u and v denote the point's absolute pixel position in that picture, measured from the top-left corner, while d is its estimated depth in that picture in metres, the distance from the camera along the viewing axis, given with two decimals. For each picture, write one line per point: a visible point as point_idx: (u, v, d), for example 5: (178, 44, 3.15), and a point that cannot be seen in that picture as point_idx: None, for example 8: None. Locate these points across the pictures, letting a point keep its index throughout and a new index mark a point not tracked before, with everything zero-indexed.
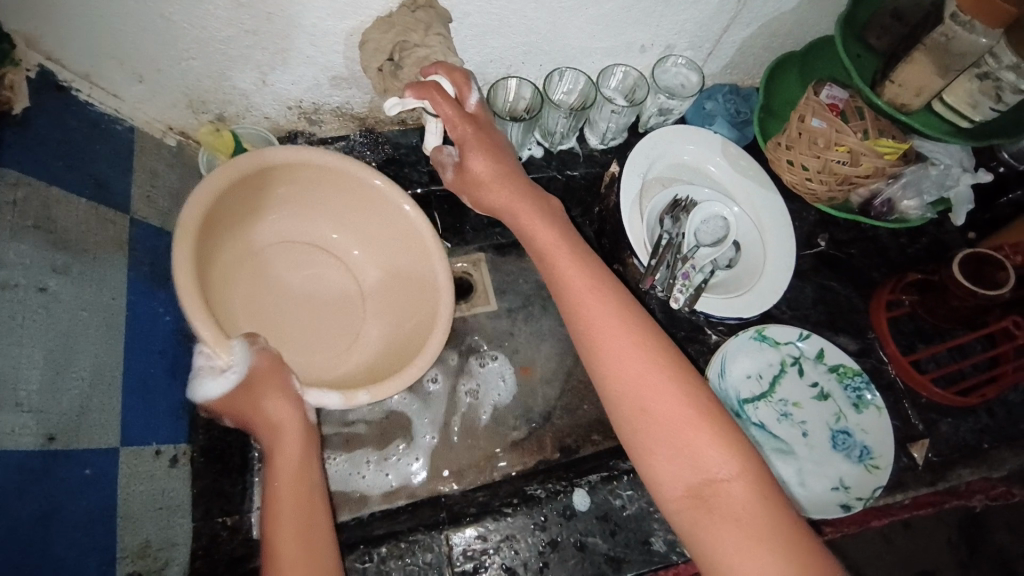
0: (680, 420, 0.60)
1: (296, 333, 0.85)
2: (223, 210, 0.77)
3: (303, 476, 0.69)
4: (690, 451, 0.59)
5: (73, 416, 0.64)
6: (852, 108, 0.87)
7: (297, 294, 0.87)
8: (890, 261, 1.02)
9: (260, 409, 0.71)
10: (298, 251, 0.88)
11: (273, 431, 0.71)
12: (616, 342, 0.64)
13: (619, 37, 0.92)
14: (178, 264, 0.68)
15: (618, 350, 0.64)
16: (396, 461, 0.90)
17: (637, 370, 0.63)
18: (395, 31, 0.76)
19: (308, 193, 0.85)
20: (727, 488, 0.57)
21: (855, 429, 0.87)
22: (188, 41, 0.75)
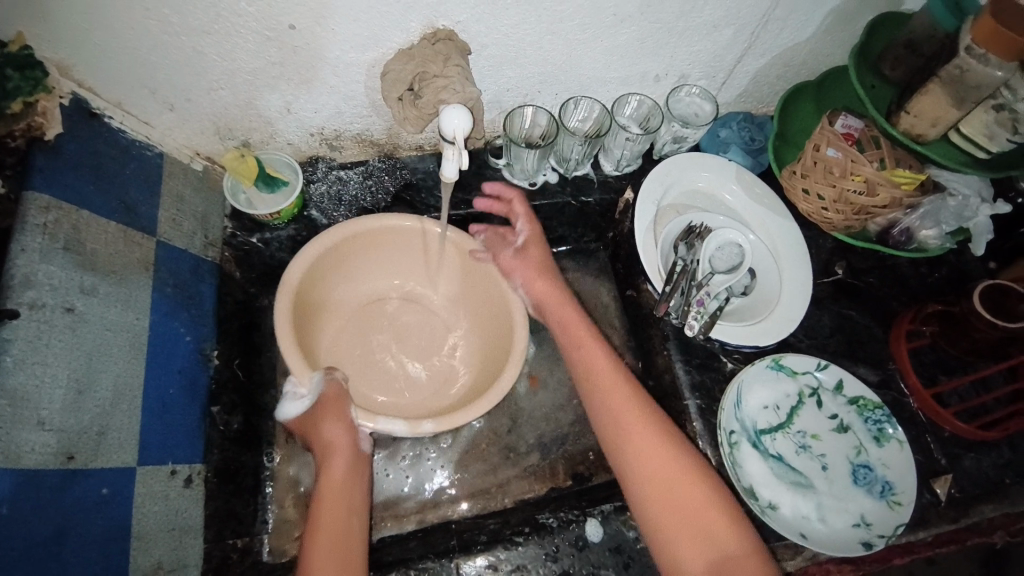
0: (692, 488, 0.70)
1: (405, 379, 0.97)
2: (321, 284, 0.92)
3: (345, 492, 0.79)
4: (694, 510, 0.69)
5: (94, 434, 0.65)
6: (868, 137, 0.89)
7: (402, 346, 0.99)
8: (909, 290, 1.01)
9: (323, 436, 0.84)
10: (399, 309, 1.01)
11: (329, 452, 0.83)
12: (620, 400, 0.79)
13: (633, 68, 0.94)
14: (279, 323, 0.82)
15: (621, 405, 0.78)
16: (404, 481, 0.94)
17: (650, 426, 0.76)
18: (415, 62, 0.77)
19: (394, 251, 0.97)
20: (730, 554, 0.66)
21: (877, 463, 0.85)
22: (218, 72, 0.78)
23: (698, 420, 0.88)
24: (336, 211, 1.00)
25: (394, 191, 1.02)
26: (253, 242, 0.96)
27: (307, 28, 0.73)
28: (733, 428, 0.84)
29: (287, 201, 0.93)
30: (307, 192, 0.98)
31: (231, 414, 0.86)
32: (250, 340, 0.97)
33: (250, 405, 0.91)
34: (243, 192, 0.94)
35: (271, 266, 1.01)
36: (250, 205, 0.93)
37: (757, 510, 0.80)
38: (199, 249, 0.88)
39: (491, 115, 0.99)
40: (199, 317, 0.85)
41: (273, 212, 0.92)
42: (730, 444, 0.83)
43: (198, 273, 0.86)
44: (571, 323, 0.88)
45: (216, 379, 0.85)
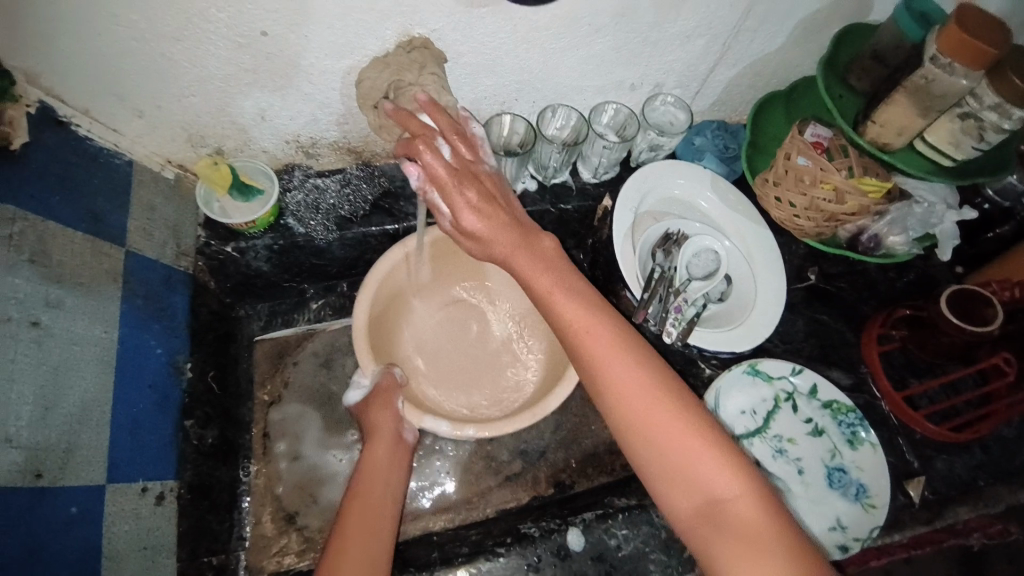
0: (682, 431, 0.59)
1: (468, 382, 0.96)
2: (390, 293, 0.92)
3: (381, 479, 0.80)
4: (694, 470, 0.58)
5: (62, 451, 0.63)
6: (837, 146, 0.91)
7: (466, 349, 0.98)
8: (880, 294, 1.03)
9: (370, 418, 0.87)
10: (461, 311, 1.00)
11: (373, 435, 0.86)
12: (609, 351, 0.62)
13: (609, 77, 0.95)
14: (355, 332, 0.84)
15: (612, 357, 0.62)
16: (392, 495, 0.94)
17: (642, 382, 0.61)
18: (390, 71, 0.78)
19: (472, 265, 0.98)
20: (733, 509, 0.56)
21: (850, 466, 0.86)
22: (190, 79, 0.77)
23: None
24: (314, 220, 0.97)
25: (373, 199, 1.00)
26: (228, 250, 0.94)
27: (281, 35, 0.73)
28: None
29: (263, 209, 0.92)
30: (282, 201, 0.96)
31: (205, 428, 0.85)
32: (225, 352, 0.95)
33: (225, 419, 0.90)
34: (216, 201, 0.92)
35: (247, 276, 0.99)
36: (223, 214, 0.91)
37: None
38: (171, 258, 0.86)
39: None
40: (172, 329, 0.83)
41: (246, 221, 0.90)
42: None
43: (170, 283, 0.85)
44: (518, 251, 0.67)
45: (189, 392, 0.84)
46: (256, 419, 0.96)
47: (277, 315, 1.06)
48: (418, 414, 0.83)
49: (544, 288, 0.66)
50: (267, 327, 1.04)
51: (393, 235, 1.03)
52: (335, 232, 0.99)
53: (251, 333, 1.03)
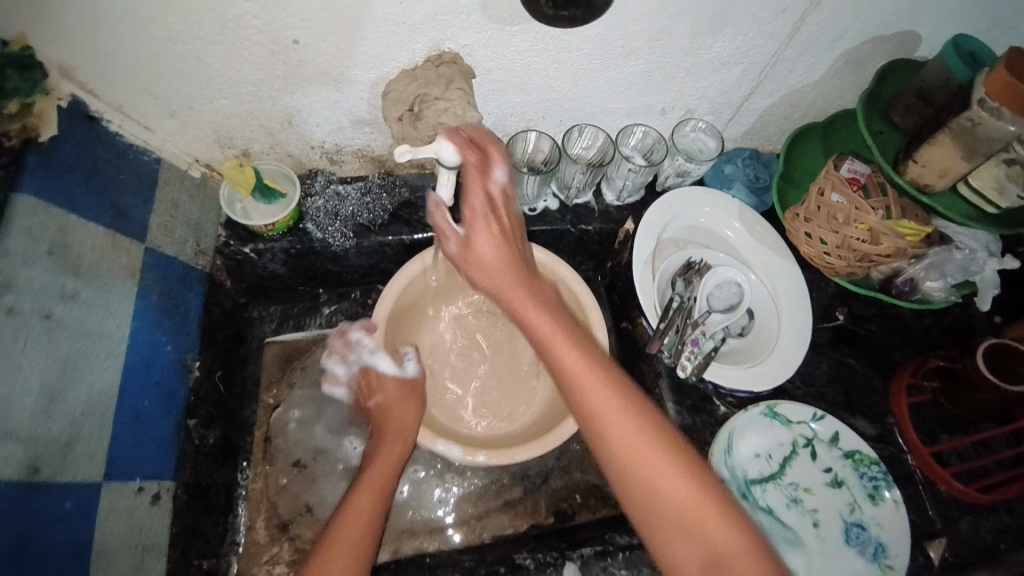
0: (680, 484, 0.55)
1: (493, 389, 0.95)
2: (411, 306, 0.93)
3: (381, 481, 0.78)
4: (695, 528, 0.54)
5: (62, 445, 0.63)
6: (875, 183, 0.89)
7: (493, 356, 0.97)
8: (911, 341, 0.98)
9: (404, 414, 0.85)
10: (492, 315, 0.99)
11: (398, 430, 0.83)
12: (605, 396, 0.59)
13: (640, 100, 0.93)
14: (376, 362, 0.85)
15: (607, 404, 0.58)
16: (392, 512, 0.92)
17: (629, 423, 0.57)
18: (417, 84, 0.77)
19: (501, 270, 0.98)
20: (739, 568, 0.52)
21: (870, 522, 0.81)
22: (221, 82, 0.78)
23: None
24: (332, 226, 0.98)
25: (392, 208, 1.00)
26: (246, 251, 0.94)
27: (312, 44, 0.73)
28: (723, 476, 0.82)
29: (283, 213, 0.93)
30: (304, 205, 0.97)
31: (208, 428, 0.85)
32: (234, 353, 0.96)
33: (228, 420, 0.90)
34: (239, 202, 0.93)
35: (262, 277, 1.00)
36: (245, 216, 0.92)
37: None
38: (190, 257, 0.87)
39: (494, 139, 0.98)
40: (183, 327, 0.83)
41: (267, 223, 0.92)
42: None
43: (186, 281, 0.85)
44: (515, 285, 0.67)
45: (195, 391, 0.84)
46: (258, 422, 0.96)
47: (288, 319, 1.06)
48: (431, 437, 0.84)
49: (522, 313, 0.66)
50: (278, 329, 1.05)
51: (409, 246, 1.02)
52: (351, 237, 0.98)
53: (262, 335, 1.03)
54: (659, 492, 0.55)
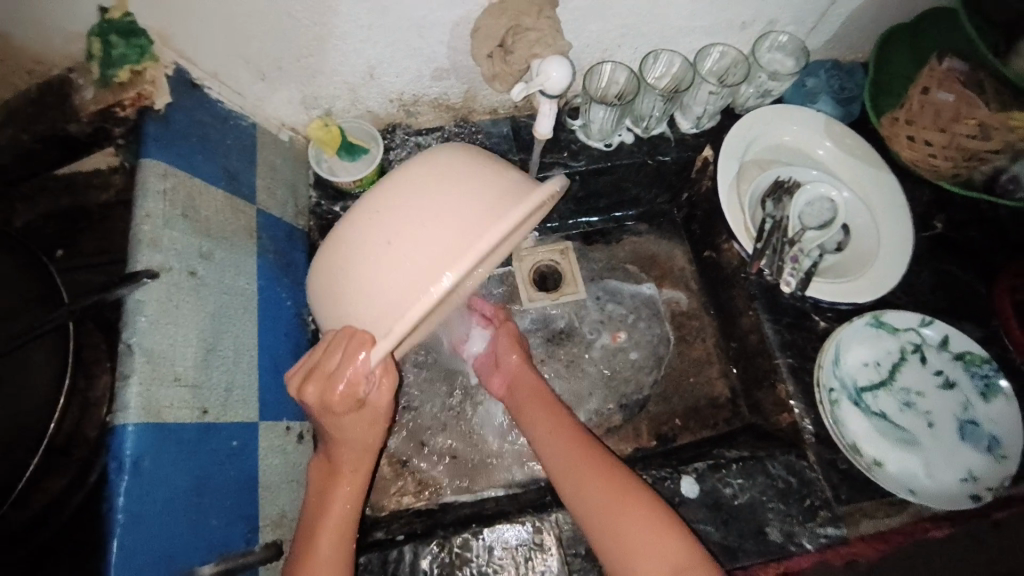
0: (568, 432, 0.82)
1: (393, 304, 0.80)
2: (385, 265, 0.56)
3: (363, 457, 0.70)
4: (574, 441, 0.80)
5: (220, 393, 0.69)
6: (972, 81, 0.80)
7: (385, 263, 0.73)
8: (1015, 242, 0.94)
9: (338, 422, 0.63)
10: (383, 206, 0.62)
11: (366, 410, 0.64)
12: (539, 410, 0.85)
13: (720, 15, 0.90)
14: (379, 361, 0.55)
15: (540, 411, 0.85)
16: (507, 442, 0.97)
17: (543, 414, 0.85)
18: (507, 17, 0.75)
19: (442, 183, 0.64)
20: (620, 481, 0.74)
21: (984, 419, 0.81)
22: (308, 38, 0.79)
23: (791, 380, 0.86)
24: None
25: None
26: (337, 211, 0.97)
27: None
28: (833, 385, 0.82)
29: (368, 169, 0.95)
30: (387, 159, 0.98)
31: None
32: None
33: None
34: (326, 160, 0.95)
35: None
36: (330, 172, 0.94)
37: (862, 466, 0.78)
38: (291, 217, 0.91)
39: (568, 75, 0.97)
40: (296, 283, 0.88)
41: (354, 180, 0.93)
42: (829, 401, 0.81)
43: (293, 239, 0.90)
44: (520, 377, 0.90)
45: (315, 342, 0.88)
46: None
47: None
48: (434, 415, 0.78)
49: (518, 404, 0.88)
50: None
51: None
52: None
53: None
54: (559, 451, 0.80)
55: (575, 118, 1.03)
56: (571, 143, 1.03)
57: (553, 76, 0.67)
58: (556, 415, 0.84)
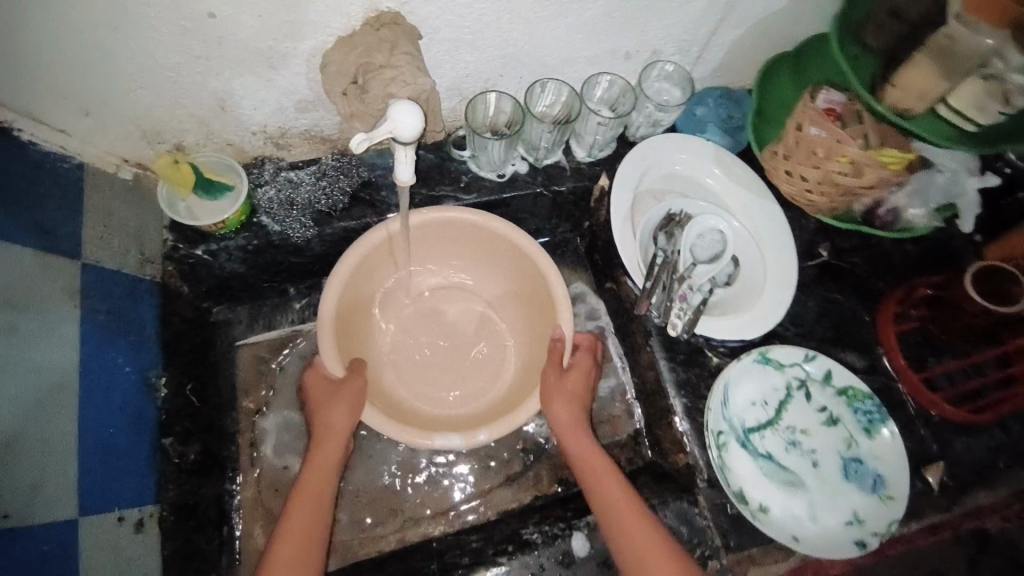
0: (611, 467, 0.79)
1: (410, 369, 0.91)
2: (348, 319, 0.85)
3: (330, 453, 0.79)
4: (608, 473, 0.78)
5: (26, 488, 0.59)
6: (850, 111, 0.84)
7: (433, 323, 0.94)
8: (896, 269, 0.97)
9: (327, 414, 0.80)
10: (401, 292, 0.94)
11: (326, 432, 0.80)
12: (574, 430, 0.82)
13: (602, 45, 0.86)
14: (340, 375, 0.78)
15: (575, 432, 0.82)
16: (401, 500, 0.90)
17: (575, 436, 0.82)
18: (356, 52, 0.70)
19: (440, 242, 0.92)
20: (651, 531, 0.72)
21: (866, 456, 0.82)
22: (135, 70, 0.70)
23: (685, 420, 0.85)
24: (289, 218, 0.90)
25: (352, 190, 0.92)
26: (198, 254, 0.86)
27: (231, 16, 0.65)
28: (722, 427, 0.81)
29: (234, 206, 0.84)
30: (253, 198, 0.89)
31: (187, 445, 0.80)
32: (204, 362, 0.89)
33: (209, 432, 0.84)
34: (181, 203, 0.84)
35: (220, 278, 0.92)
36: (191, 217, 0.83)
37: (747, 514, 0.78)
38: (134, 267, 0.80)
39: (451, 104, 0.91)
40: (141, 344, 0.78)
41: (217, 221, 0.83)
42: (717, 445, 0.80)
43: (136, 293, 0.79)
44: (554, 394, 0.82)
45: (165, 409, 0.79)
46: (241, 429, 0.91)
47: (257, 319, 0.99)
48: (427, 434, 0.77)
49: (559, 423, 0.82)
50: (251, 331, 0.98)
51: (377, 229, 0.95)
52: (313, 228, 0.91)
53: (231, 338, 0.96)
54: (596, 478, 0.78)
55: (463, 149, 0.97)
56: (462, 174, 0.97)
57: (404, 121, 0.61)
58: (588, 441, 0.81)
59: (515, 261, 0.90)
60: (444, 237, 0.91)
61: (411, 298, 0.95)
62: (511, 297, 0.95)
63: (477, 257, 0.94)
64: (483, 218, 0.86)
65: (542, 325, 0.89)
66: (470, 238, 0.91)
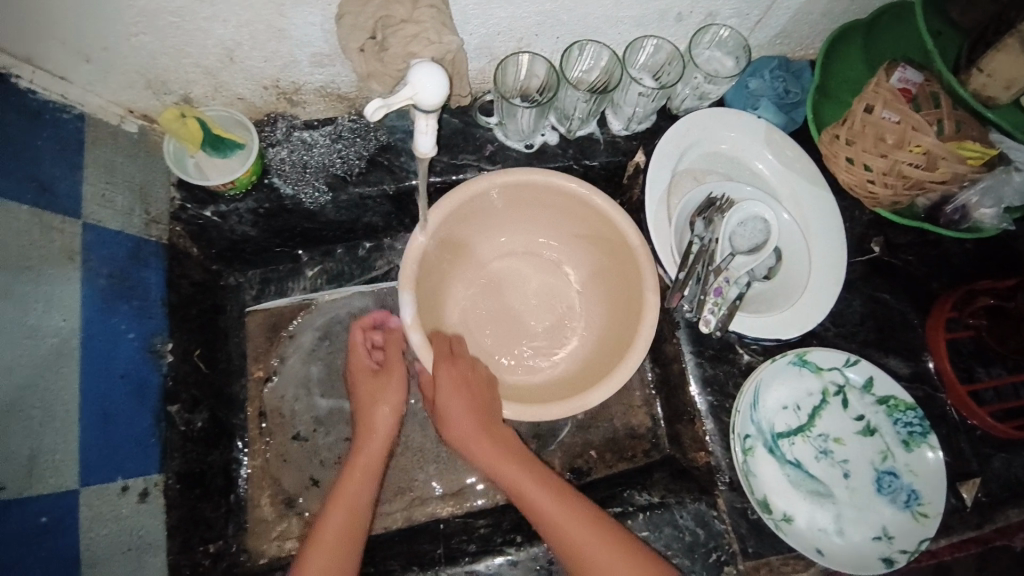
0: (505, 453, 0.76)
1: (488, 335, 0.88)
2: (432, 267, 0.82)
3: (371, 454, 0.78)
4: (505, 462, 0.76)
5: (23, 461, 0.58)
6: (926, 93, 0.74)
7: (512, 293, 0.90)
8: (954, 270, 0.88)
9: (371, 412, 0.81)
10: (496, 257, 0.90)
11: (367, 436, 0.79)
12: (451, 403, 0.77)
13: (651, 4, 0.77)
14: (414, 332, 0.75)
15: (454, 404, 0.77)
16: (410, 479, 0.89)
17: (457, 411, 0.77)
18: (377, 3, 0.63)
19: (535, 207, 0.85)
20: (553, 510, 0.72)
21: (903, 470, 0.77)
22: (134, 13, 0.63)
23: (710, 419, 0.80)
24: (302, 181, 0.84)
25: (369, 154, 0.86)
26: (207, 215, 0.82)
27: None
28: (748, 431, 0.76)
29: (243, 167, 0.79)
30: (264, 157, 0.83)
31: (194, 412, 0.79)
32: (212, 326, 0.86)
33: (216, 400, 0.83)
34: (189, 158, 0.79)
35: (232, 241, 0.88)
36: (200, 175, 0.79)
37: (770, 523, 0.74)
38: (141, 227, 0.76)
39: (479, 64, 0.83)
40: (146, 309, 0.75)
41: (226, 181, 0.78)
42: (743, 450, 0.76)
43: (140, 258, 0.75)
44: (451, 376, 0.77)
45: (172, 376, 0.77)
46: (250, 397, 0.90)
47: (269, 283, 0.96)
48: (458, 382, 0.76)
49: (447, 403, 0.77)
50: (259, 297, 0.95)
51: (393, 197, 0.89)
52: (326, 192, 0.85)
53: (242, 304, 0.94)
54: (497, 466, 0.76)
55: (490, 115, 0.90)
56: (486, 142, 0.90)
57: (425, 87, 0.55)
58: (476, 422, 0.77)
59: (608, 240, 0.83)
60: (542, 206, 0.85)
61: (498, 259, 0.90)
62: (598, 284, 0.88)
63: (571, 230, 0.87)
64: (587, 192, 0.80)
65: (622, 313, 0.82)
66: (559, 206, 0.84)
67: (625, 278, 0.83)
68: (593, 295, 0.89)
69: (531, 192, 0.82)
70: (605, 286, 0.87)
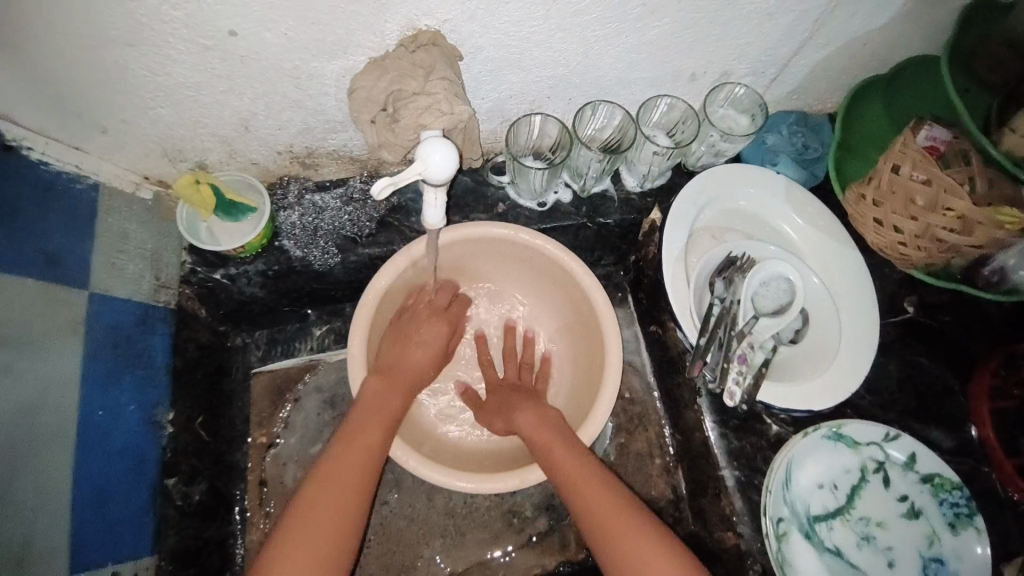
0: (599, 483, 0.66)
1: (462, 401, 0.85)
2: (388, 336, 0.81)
3: (410, 366, 0.74)
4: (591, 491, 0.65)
5: (19, 546, 0.54)
6: (955, 151, 0.70)
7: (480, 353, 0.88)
8: (994, 333, 0.83)
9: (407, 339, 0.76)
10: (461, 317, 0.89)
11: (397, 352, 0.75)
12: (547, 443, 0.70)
13: (664, 67, 0.76)
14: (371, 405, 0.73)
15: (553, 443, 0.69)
16: (415, 556, 0.84)
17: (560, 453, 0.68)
18: (390, 77, 0.63)
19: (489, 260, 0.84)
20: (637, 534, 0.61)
21: (952, 558, 0.70)
22: (152, 89, 0.64)
23: (738, 497, 0.74)
24: (312, 243, 0.83)
25: (380, 216, 0.85)
26: (216, 278, 0.81)
27: (252, 34, 0.59)
28: (782, 513, 0.70)
29: (254, 231, 0.78)
30: (275, 221, 0.83)
31: (192, 484, 0.76)
32: (217, 390, 0.84)
33: (217, 468, 0.81)
34: (202, 224, 0.79)
35: (241, 302, 0.87)
36: (211, 240, 0.79)
37: None
38: (147, 293, 0.76)
39: (491, 126, 0.82)
40: (148, 378, 0.74)
41: (235, 246, 0.77)
42: (777, 535, 0.69)
43: (146, 325, 0.75)
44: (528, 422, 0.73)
45: (172, 448, 0.75)
46: (253, 465, 0.87)
47: (276, 343, 0.94)
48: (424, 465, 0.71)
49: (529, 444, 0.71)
50: (266, 358, 0.93)
51: None
52: (335, 255, 0.84)
53: (248, 365, 0.92)
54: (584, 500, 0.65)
55: (502, 174, 0.89)
56: (498, 202, 0.88)
57: (433, 161, 0.54)
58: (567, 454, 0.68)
59: (567, 290, 0.82)
60: (496, 260, 0.84)
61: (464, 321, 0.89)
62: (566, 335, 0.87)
63: (530, 280, 0.86)
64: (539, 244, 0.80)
65: (589, 371, 0.81)
66: (514, 260, 0.84)
67: (590, 331, 0.81)
68: (561, 356, 0.87)
69: (501, 248, 0.83)
70: (572, 342, 0.86)
